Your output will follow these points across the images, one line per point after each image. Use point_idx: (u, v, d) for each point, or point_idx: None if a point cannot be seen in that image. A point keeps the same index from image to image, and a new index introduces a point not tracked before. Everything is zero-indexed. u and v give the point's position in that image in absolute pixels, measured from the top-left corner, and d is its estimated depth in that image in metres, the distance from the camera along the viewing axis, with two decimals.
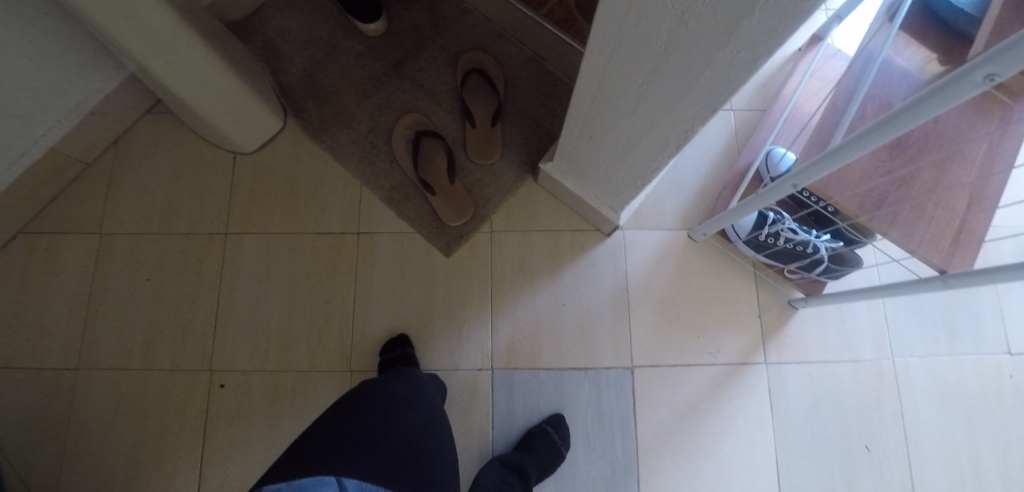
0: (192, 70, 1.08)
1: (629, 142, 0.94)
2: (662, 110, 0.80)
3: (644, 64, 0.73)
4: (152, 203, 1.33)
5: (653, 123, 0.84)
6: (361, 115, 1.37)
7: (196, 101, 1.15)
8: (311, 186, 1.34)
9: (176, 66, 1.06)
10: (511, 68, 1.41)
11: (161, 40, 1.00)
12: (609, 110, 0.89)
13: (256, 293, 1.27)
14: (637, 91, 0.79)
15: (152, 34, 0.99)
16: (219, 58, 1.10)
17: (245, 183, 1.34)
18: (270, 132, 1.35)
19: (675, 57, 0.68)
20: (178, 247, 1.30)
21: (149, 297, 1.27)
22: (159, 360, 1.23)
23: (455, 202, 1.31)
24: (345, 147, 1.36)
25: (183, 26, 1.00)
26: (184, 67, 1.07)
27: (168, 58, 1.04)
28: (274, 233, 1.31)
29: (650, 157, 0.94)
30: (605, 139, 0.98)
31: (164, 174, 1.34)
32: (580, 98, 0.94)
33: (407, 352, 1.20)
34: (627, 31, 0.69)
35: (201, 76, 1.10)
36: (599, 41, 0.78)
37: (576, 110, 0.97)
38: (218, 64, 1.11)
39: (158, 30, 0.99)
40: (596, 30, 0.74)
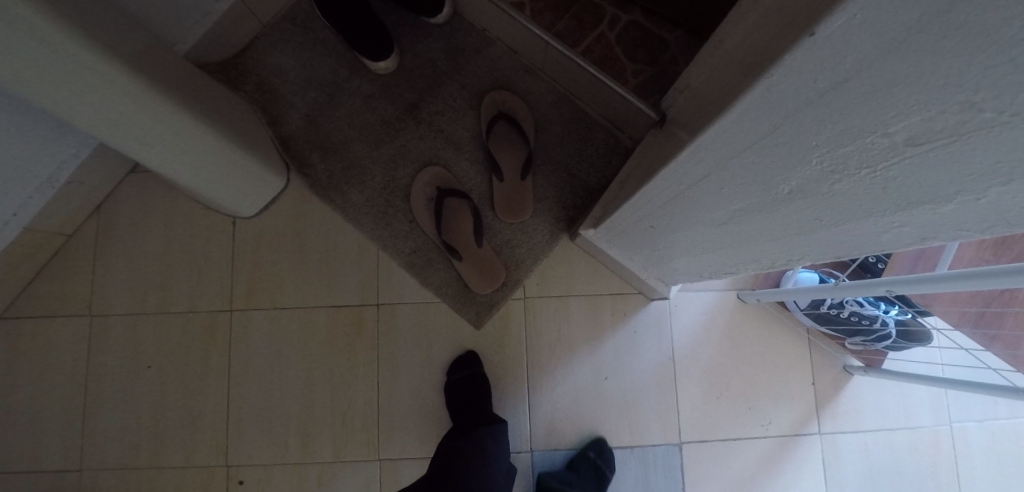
0: (178, 142, 0.93)
1: (701, 245, 0.81)
2: (757, 237, 0.67)
3: (751, 199, 0.60)
4: (147, 276, 1.19)
5: (740, 241, 0.72)
6: (374, 168, 1.22)
7: (186, 172, 1.00)
8: (322, 252, 1.20)
9: (159, 141, 0.91)
10: (541, 109, 1.25)
11: (138, 117, 0.84)
12: (683, 217, 0.76)
13: (269, 376, 1.17)
14: (729, 215, 0.66)
15: (126, 112, 0.83)
16: (208, 126, 0.94)
17: (249, 251, 1.20)
18: (272, 192, 1.20)
19: (792, 205, 0.56)
20: (180, 326, 1.18)
21: (153, 383, 1.17)
22: (171, 455, 1.14)
23: (485, 267, 1.18)
24: (358, 205, 1.21)
25: (163, 99, 0.84)
26: (168, 141, 0.91)
27: (149, 134, 0.88)
28: (284, 308, 1.18)
29: (725, 261, 0.82)
30: (670, 234, 0.85)
31: (158, 242, 1.20)
32: (644, 196, 0.80)
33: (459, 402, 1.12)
34: (735, 165, 0.56)
35: (190, 147, 0.95)
36: (685, 164, 0.63)
37: (636, 202, 0.84)
38: (208, 134, 0.95)
39: (134, 108, 0.83)
40: (687, 151, 0.60)
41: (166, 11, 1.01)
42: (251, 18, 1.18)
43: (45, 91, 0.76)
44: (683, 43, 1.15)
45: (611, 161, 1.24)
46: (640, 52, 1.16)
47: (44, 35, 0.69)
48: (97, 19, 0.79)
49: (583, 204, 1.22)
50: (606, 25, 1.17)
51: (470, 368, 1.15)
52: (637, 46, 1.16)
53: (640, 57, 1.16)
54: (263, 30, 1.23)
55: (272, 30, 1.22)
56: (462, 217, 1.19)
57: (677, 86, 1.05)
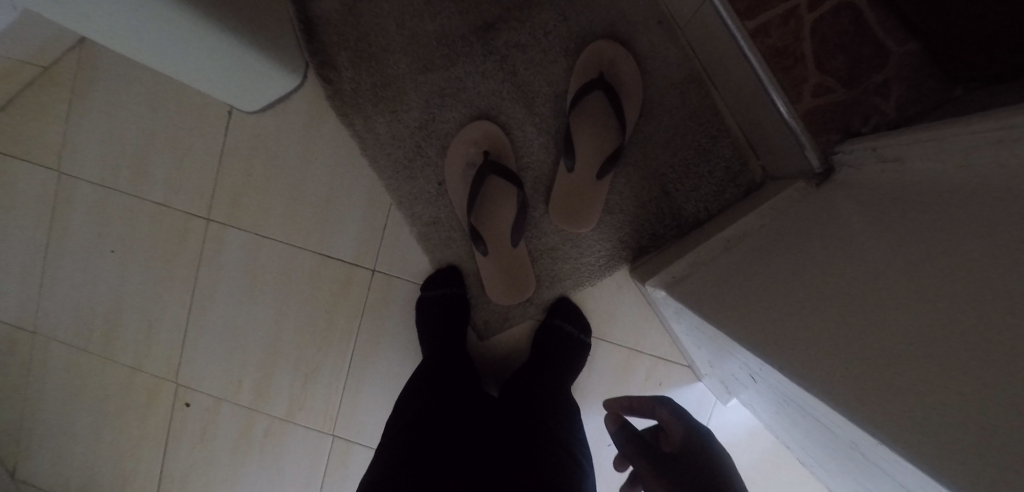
0: (152, 18, 0.63)
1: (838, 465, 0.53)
2: None
3: None
4: (126, 148, 0.99)
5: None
6: (415, 98, 0.91)
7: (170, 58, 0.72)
8: (324, 186, 0.95)
9: (116, 14, 0.62)
10: (657, 87, 0.89)
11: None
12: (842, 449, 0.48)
13: (234, 309, 1.00)
14: None
15: None
16: (188, 6, 0.64)
17: (241, 155, 0.96)
18: (282, 91, 0.92)
19: None
20: (152, 217, 1.00)
21: (116, 271, 1.02)
22: (122, 351, 1.03)
23: (513, 276, 0.92)
24: (380, 141, 0.92)
25: None
26: (136, 16, 0.62)
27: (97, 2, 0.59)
28: (267, 237, 0.97)
29: (812, 453, 0.63)
30: (787, 411, 0.57)
31: (144, 112, 0.99)
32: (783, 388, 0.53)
33: (433, 325, 0.92)
34: (819, 424, 0.51)
35: (170, 28, 0.66)
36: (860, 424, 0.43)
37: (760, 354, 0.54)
38: (195, 17, 0.65)
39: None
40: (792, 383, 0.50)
41: None
42: None
43: None
44: (906, 65, 0.74)
45: (724, 192, 0.90)
46: (839, 59, 0.76)
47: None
48: None
49: (666, 237, 0.90)
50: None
51: (444, 287, 0.93)
52: (838, 50, 0.75)
53: (835, 68, 0.76)
54: None
55: None
56: (504, 201, 0.92)
57: (880, 153, 0.68)
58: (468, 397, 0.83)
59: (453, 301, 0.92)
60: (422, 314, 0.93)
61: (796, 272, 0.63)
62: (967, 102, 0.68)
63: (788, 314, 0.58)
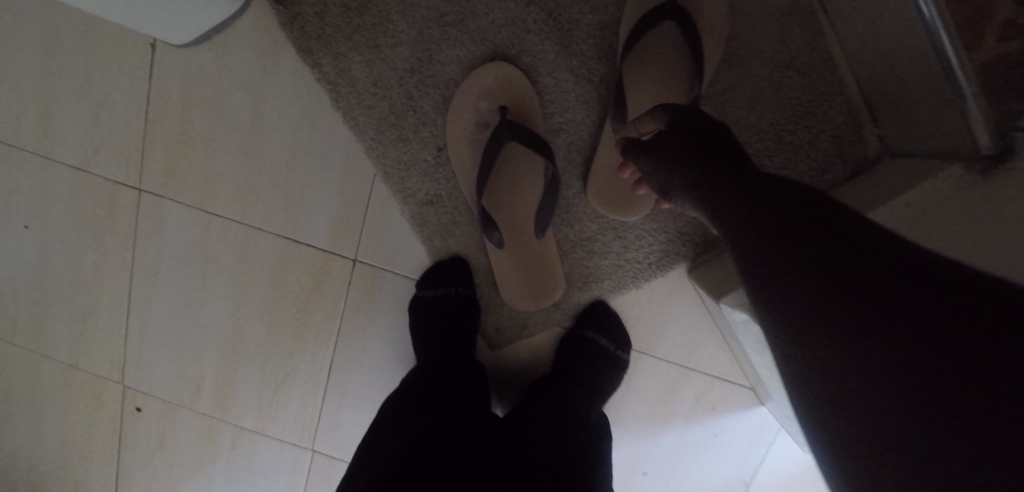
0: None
1: None
2: None
3: None
4: (23, 90, 0.75)
5: None
6: (404, 28, 0.66)
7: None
8: (286, 147, 0.71)
9: None
10: (742, 21, 0.65)
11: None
12: None
13: (184, 300, 0.80)
14: None
15: None
16: None
17: (174, 104, 0.72)
18: (221, 15, 0.67)
19: None
20: (70, 183, 0.77)
21: (34, 249, 0.81)
22: (53, 346, 0.84)
23: (536, 275, 0.71)
24: (358, 87, 0.67)
25: None
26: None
27: None
28: (217, 215, 0.75)
29: None
30: None
31: (42, 40, 0.73)
32: None
33: (431, 332, 0.72)
34: None
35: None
36: None
37: None
38: None
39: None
40: None
41: None
42: None
43: None
44: None
45: (825, 172, 0.67)
46: None
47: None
48: None
49: None
50: None
51: (446, 287, 0.71)
52: None
53: None
54: None
55: None
56: (525, 177, 0.70)
57: None
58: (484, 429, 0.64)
59: (458, 302, 0.72)
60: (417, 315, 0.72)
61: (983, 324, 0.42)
62: None
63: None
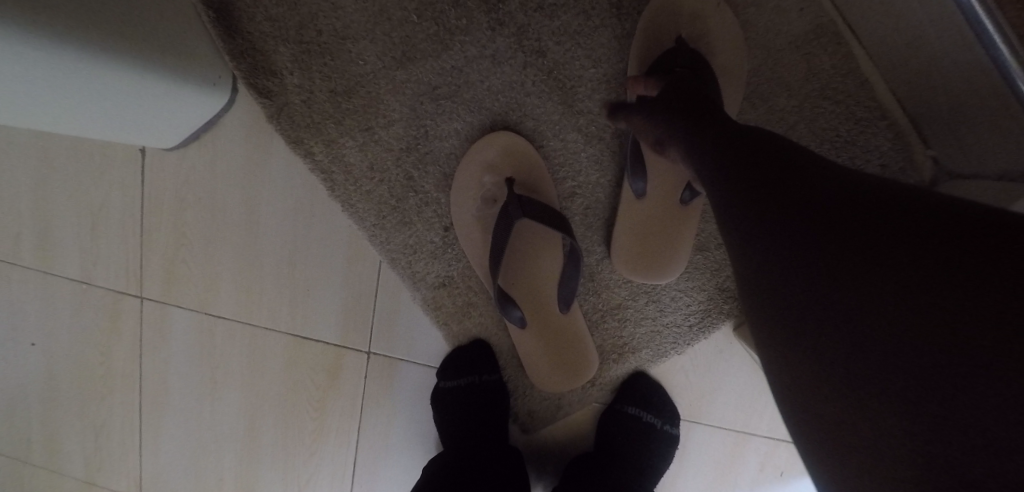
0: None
1: None
2: None
3: None
4: (16, 211, 0.73)
5: None
6: (396, 106, 0.62)
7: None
8: (286, 239, 0.67)
9: None
10: (761, 52, 0.58)
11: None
12: None
13: (196, 407, 0.75)
14: None
15: None
16: None
17: (167, 207, 0.69)
18: (207, 115, 0.64)
19: None
20: (71, 298, 0.74)
21: (42, 367, 0.78)
22: (69, 463, 0.80)
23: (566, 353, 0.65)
24: (353, 172, 0.63)
25: None
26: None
27: None
28: (221, 316, 0.71)
29: None
30: None
31: (31, 160, 0.71)
32: None
33: (456, 413, 0.66)
34: None
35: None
36: None
37: None
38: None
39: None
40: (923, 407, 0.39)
41: None
42: None
43: None
44: None
45: None
46: None
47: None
48: None
49: None
50: None
51: (471, 375, 0.66)
52: None
53: None
54: None
55: None
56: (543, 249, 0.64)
57: None
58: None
59: (484, 390, 0.66)
60: (442, 397, 0.66)
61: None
62: None
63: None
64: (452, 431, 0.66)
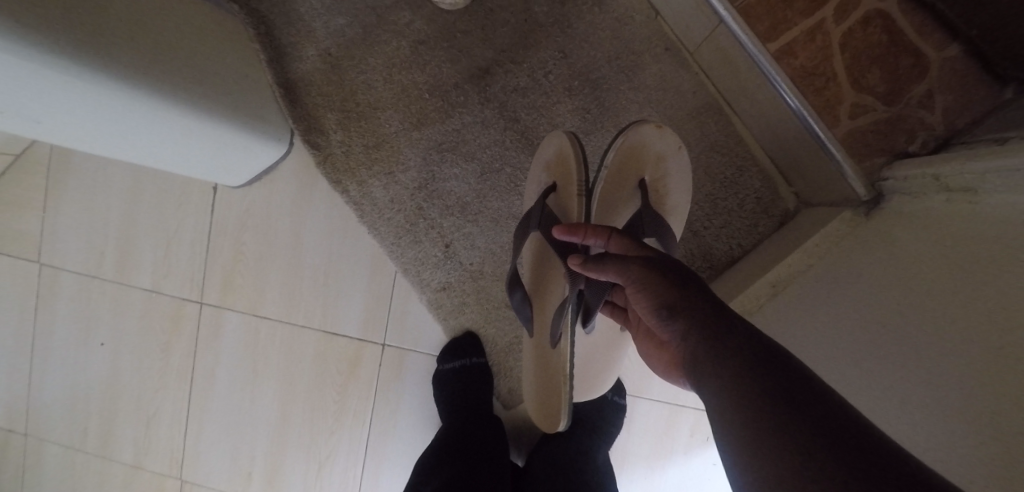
0: (171, 96, 0.61)
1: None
2: None
3: None
4: (104, 233, 0.92)
5: None
6: (411, 156, 0.85)
7: (179, 139, 0.68)
8: (322, 256, 0.88)
9: (98, 127, 0.61)
10: (671, 120, 0.83)
11: (70, 71, 0.50)
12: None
13: (238, 395, 0.92)
14: None
15: (32, 94, 0.51)
16: (173, 108, 0.62)
17: (230, 233, 0.89)
18: (270, 162, 0.86)
19: None
20: (140, 305, 0.93)
21: (106, 363, 0.95)
22: (120, 449, 0.96)
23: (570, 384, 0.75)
24: (378, 204, 0.85)
25: (89, 75, 0.52)
26: (155, 100, 0.59)
27: (80, 121, 0.58)
28: (266, 317, 0.90)
29: None
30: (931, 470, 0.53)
31: (120, 193, 0.92)
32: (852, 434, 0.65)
33: (447, 390, 0.84)
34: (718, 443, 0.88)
35: (182, 103, 0.63)
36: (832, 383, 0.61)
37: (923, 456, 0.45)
38: (183, 113, 0.64)
39: (62, 82, 0.51)
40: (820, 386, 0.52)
41: None
42: None
43: None
44: (953, 69, 0.68)
45: (757, 225, 0.82)
46: (876, 72, 0.69)
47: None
48: None
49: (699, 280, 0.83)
50: (831, 7, 0.69)
51: (463, 358, 0.85)
52: (868, 61, 0.69)
53: (870, 81, 0.69)
54: None
55: None
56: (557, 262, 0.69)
57: (945, 183, 0.59)
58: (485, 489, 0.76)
59: (473, 372, 0.84)
60: (441, 372, 0.85)
61: (890, 323, 0.57)
62: None
63: (887, 373, 0.55)
64: (446, 401, 0.85)
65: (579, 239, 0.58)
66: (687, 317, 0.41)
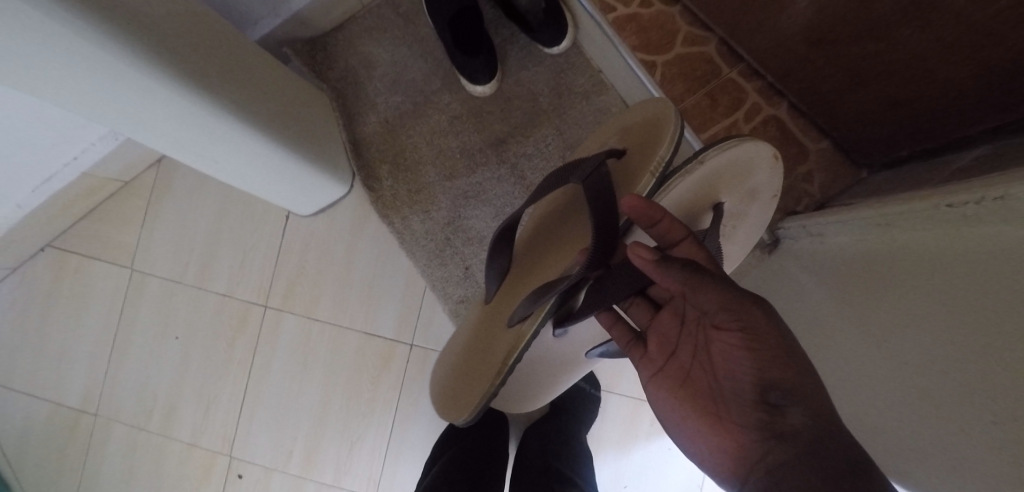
0: (288, 145, 0.90)
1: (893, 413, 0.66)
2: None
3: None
4: (191, 247, 1.16)
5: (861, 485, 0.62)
6: (443, 201, 1.12)
7: (288, 179, 0.97)
8: (369, 272, 1.13)
9: (245, 170, 0.90)
10: None
11: (248, 131, 0.79)
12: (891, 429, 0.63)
13: (289, 383, 1.13)
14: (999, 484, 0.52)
15: (207, 143, 0.78)
16: (286, 151, 0.90)
17: (296, 252, 1.14)
18: (334, 198, 1.13)
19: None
20: (214, 307, 1.15)
21: (177, 354, 1.16)
22: (180, 428, 1.14)
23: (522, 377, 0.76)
24: (415, 234, 1.12)
25: (246, 128, 0.79)
26: (282, 150, 0.88)
27: (231, 162, 0.86)
28: (318, 320, 1.13)
29: None
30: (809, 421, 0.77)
31: (207, 215, 1.16)
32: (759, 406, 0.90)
33: None
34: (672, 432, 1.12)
35: (297, 152, 0.93)
36: None
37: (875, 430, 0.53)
38: (291, 153, 0.92)
39: (245, 140, 0.80)
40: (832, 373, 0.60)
41: None
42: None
43: (143, 131, 0.71)
44: (825, 157, 1.00)
45: None
46: None
47: (60, 14, 0.50)
48: (201, 33, 0.72)
49: None
50: (742, 112, 1.02)
51: None
52: None
53: None
54: (362, 13, 1.15)
55: (370, 16, 1.15)
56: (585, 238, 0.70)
57: (810, 230, 0.89)
58: (483, 462, 0.97)
59: None
60: None
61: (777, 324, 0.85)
62: (871, 182, 0.93)
63: None
64: None
65: (651, 221, 0.59)
66: (799, 410, 0.48)
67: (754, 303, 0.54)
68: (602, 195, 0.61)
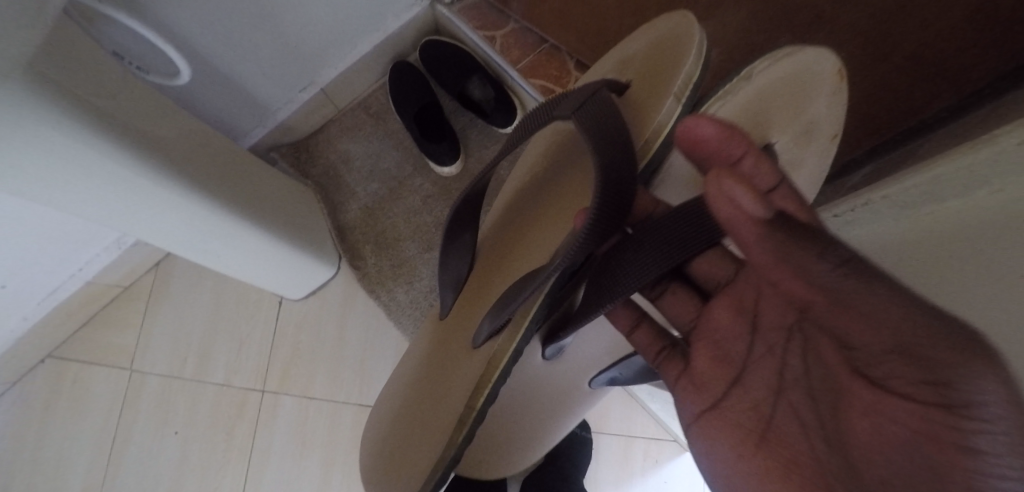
0: (278, 234, 1.00)
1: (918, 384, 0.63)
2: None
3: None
4: (189, 342, 1.22)
5: None
6: (424, 270, 1.22)
7: (278, 265, 1.07)
8: (361, 345, 1.20)
9: (238, 261, 0.99)
10: None
11: (240, 223, 0.89)
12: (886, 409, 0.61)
13: (289, 465, 1.16)
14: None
15: (206, 238, 0.87)
16: (277, 239, 1.00)
17: (290, 334, 1.21)
18: (322, 280, 1.22)
19: None
20: (212, 398, 1.19)
21: (177, 449, 1.18)
22: None
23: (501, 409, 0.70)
24: (401, 304, 1.21)
25: (240, 221, 0.89)
26: (272, 238, 0.98)
27: (228, 254, 0.95)
28: (315, 398, 1.18)
29: None
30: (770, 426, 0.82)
31: (204, 310, 1.24)
32: None
33: None
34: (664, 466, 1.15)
35: (286, 239, 1.03)
36: None
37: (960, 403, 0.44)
38: (281, 242, 1.02)
39: (236, 230, 0.90)
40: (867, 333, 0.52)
41: (250, 98, 1.11)
42: (329, 104, 1.27)
43: (150, 233, 0.80)
44: None
45: None
46: None
47: (95, 143, 0.62)
48: (199, 145, 0.84)
49: None
50: None
51: None
52: None
53: None
54: (338, 116, 1.32)
55: (345, 118, 1.32)
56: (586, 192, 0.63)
57: None
58: None
59: None
60: None
61: None
62: None
63: None
64: None
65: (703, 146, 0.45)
66: None
67: (981, 360, 0.32)
68: (609, 134, 0.49)
